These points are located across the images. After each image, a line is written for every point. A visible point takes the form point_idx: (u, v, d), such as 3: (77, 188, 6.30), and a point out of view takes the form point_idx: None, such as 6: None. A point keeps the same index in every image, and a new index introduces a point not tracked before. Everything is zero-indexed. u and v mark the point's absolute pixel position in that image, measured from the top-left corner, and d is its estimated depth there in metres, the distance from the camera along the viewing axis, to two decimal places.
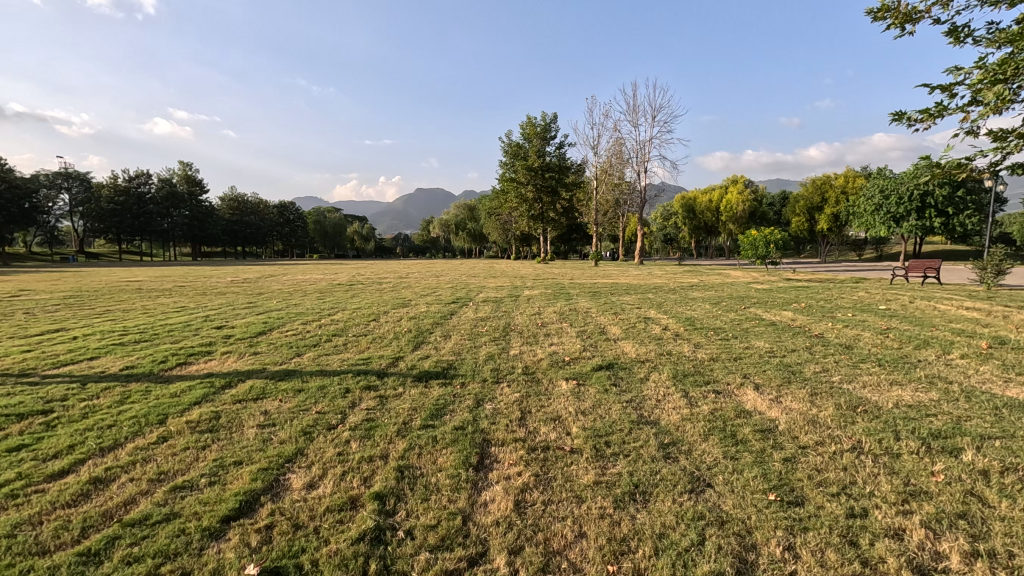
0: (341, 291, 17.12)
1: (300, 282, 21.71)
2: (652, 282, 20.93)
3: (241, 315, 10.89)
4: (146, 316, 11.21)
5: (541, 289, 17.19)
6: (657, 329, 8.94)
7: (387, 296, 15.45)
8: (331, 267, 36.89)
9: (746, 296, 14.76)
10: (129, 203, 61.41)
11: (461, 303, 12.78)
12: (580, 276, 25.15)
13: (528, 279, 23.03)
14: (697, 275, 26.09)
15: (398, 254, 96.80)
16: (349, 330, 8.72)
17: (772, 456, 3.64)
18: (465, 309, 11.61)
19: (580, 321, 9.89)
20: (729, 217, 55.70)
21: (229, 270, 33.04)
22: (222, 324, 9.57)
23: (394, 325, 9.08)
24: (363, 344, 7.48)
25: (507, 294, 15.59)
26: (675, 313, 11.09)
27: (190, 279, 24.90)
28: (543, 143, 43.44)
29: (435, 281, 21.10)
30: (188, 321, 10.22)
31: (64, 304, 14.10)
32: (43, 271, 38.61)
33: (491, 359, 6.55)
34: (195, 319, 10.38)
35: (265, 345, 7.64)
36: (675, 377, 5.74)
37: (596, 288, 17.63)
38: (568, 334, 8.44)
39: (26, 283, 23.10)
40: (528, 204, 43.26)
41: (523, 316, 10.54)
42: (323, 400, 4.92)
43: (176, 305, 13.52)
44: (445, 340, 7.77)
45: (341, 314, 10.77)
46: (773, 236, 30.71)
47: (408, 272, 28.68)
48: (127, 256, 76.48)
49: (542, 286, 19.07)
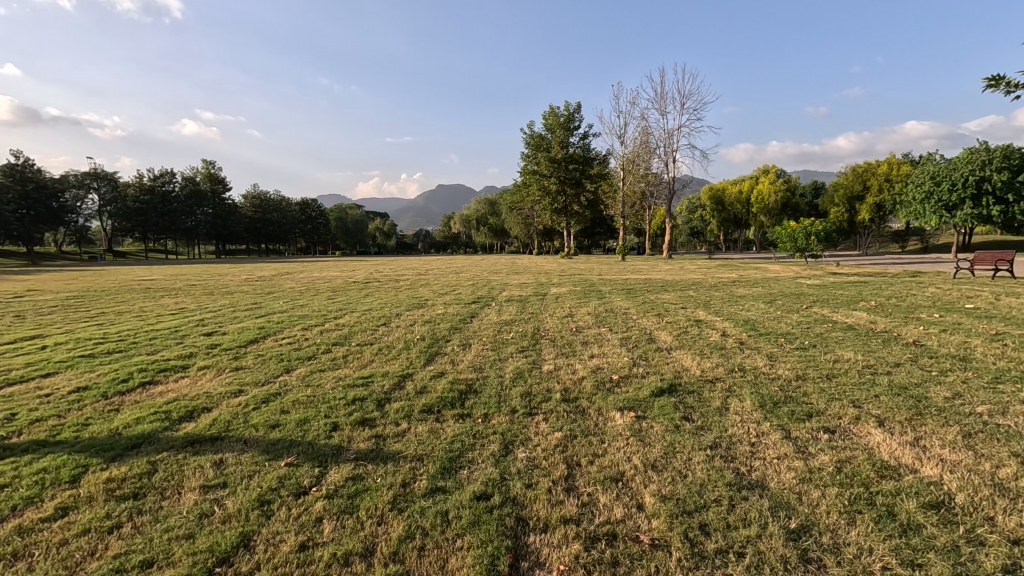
0: (354, 290, 16.02)
1: (314, 280, 20.78)
2: (688, 278, 19.44)
3: (239, 319, 9.80)
4: (137, 320, 10.20)
5: (568, 287, 15.90)
6: (714, 336, 7.54)
7: (403, 294, 14.29)
8: (350, 263, 36.06)
9: (800, 293, 13.22)
10: (154, 202, 61.80)
11: (483, 303, 11.55)
12: (609, 272, 23.72)
13: (554, 275, 21.75)
14: (733, 269, 24.44)
15: (420, 250, 96.44)
16: (353, 337, 7.54)
17: (979, 564, 2.27)
18: (488, 310, 10.38)
19: (622, 325, 8.54)
20: (760, 208, 53.39)
21: (247, 267, 32.44)
22: (214, 330, 8.51)
23: (407, 331, 7.90)
24: (366, 357, 6.26)
25: (532, 292, 14.32)
26: (728, 314, 9.66)
27: (205, 278, 24.20)
28: (567, 134, 41.95)
29: (455, 279, 19.93)
30: (179, 326, 9.17)
31: (62, 306, 13.32)
32: (69, 270, 38.78)
33: (521, 378, 5.27)
34: (187, 324, 9.32)
35: (251, 357, 6.49)
36: (764, 406, 4.38)
37: (630, 286, 16.21)
38: (610, 342, 7.11)
39: (41, 283, 22.68)
40: (551, 197, 41.89)
41: (554, 318, 9.24)
42: (300, 444, 3.69)
43: (177, 307, 12.58)
44: (465, 351, 6.53)
45: (349, 317, 9.64)
46: (814, 227, 28.79)
47: (428, 269, 27.64)
48: (155, 254, 77.44)
49: (570, 282, 17.76)
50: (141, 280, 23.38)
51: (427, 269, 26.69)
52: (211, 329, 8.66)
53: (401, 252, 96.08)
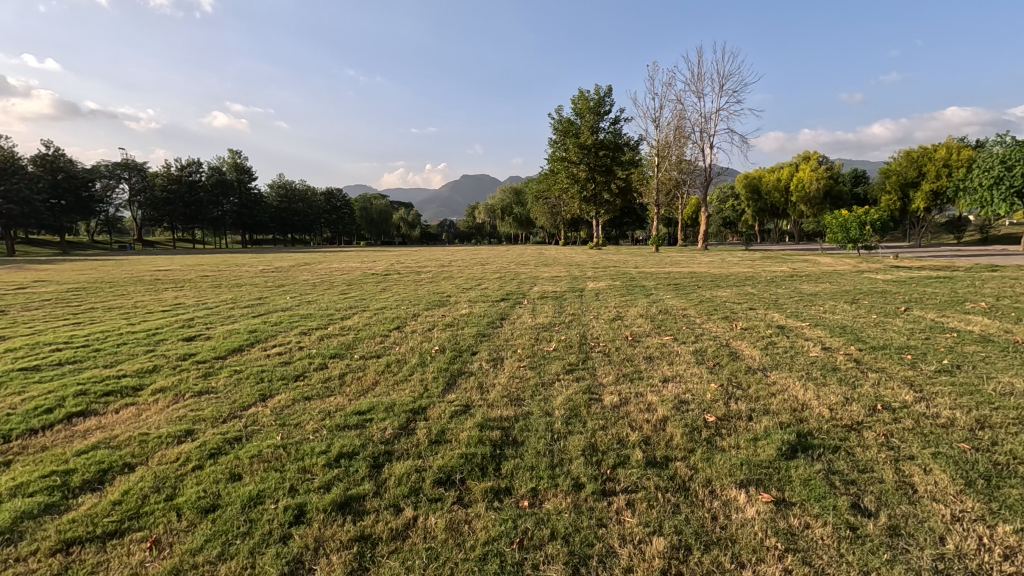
0: (371, 284, 14.68)
1: (331, 272, 19.50)
2: (736, 272, 17.63)
3: (232, 319, 8.46)
4: (120, 319, 8.94)
5: (606, 281, 14.28)
6: (812, 349, 5.90)
7: (423, 289, 12.83)
8: (372, 254, 34.85)
9: (879, 291, 11.37)
10: (181, 191, 61.77)
11: (513, 301, 10.03)
12: (645, 264, 21.97)
13: (587, 267, 20.16)
14: (781, 261, 22.46)
15: (444, 241, 95.39)
16: (357, 347, 6.10)
17: None
18: (520, 310, 8.89)
19: (687, 331, 6.94)
20: (800, 197, 50.54)
21: (266, 258, 31.47)
22: (197, 334, 7.17)
23: (423, 338, 6.44)
24: (370, 378, 4.80)
25: (567, 287, 12.74)
26: (813, 317, 7.93)
27: (220, 269, 23.14)
28: (597, 119, 39.97)
29: (481, 271, 18.54)
30: (163, 326, 7.90)
31: (55, 300, 12.25)
32: (92, 260, 38.42)
33: (577, 419, 3.75)
34: (171, 325, 8.02)
35: (224, 376, 5.09)
36: (974, 486, 2.76)
37: (674, 280, 14.50)
38: (682, 359, 5.52)
39: (53, 273, 21.90)
40: (580, 184, 40.06)
41: (600, 322, 7.66)
42: (234, 559, 2.24)
43: (174, 302, 11.37)
44: (498, 371, 5.03)
45: (359, 317, 8.25)
46: (868, 215, 26.37)
47: (452, 260, 26.35)
48: (182, 244, 77.86)
49: (607, 276, 16.14)
50: (155, 271, 22.45)
51: (451, 261, 25.38)
52: (196, 332, 7.33)
53: (425, 242, 94.99)
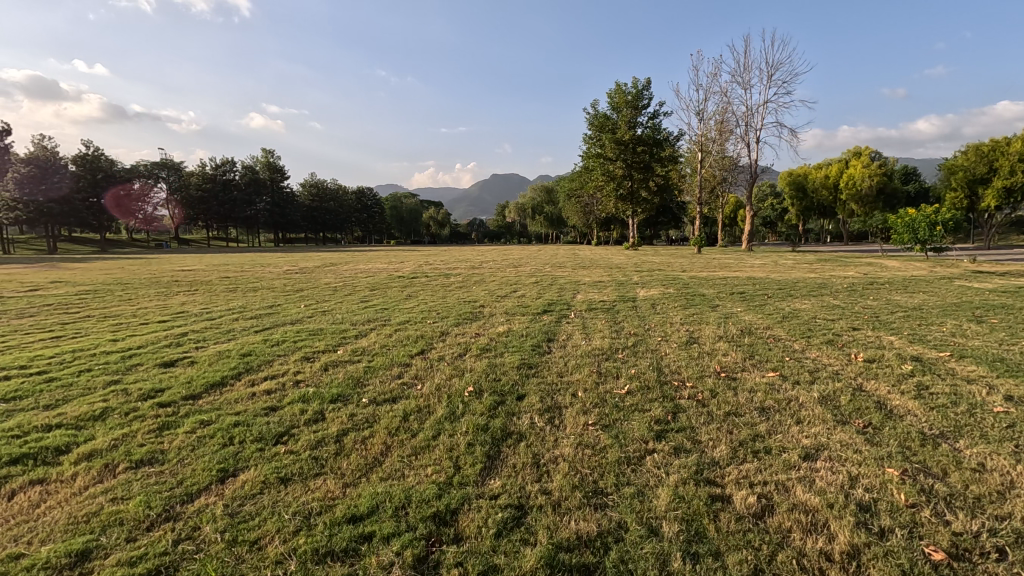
0: (396, 289, 13.43)
1: (356, 275, 18.39)
2: (801, 278, 15.73)
3: (230, 336, 7.21)
4: (106, 332, 7.80)
5: (659, 288, 12.72)
6: (991, 401, 4.20)
7: (453, 296, 11.51)
8: (401, 255, 33.90)
9: (996, 305, 9.46)
10: (215, 190, 62.23)
11: (558, 315, 8.59)
12: (692, 267, 20.20)
13: (629, 271, 18.56)
14: (845, 266, 20.37)
15: (474, 240, 94.42)
16: (367, 386, 4.67)
17: None
18: (569, 328, 7.42)
19: (793, 364, 5.35)
20: (850, 195, 47.45)
21: (293, 257, 30.74)
22: (180, 358, 5.91)
23: (453, 371, 5.00)
24: (376, 447, 3.38)
25: (615, 296, 11.26)
26: (950, 345, 6.18)
27: (244, 269, 22.37)
28: (635, 113, 38.12)
29: (516, 274, 17.15)
30: (147, 345, 6.64)
31: (56, 305, 11.32)
32: (125, 258, 38.56)
33: (708, 554, 2.26)
34: (157, 342, 6.79)
35: (185, 432, 3.70)
36: None
37: (736, 288, 12.79)
38: (813, 416, 3.93)
39: (79, 272, 21.48)
40: (616, 182, 38.38)
41: (674, 348, 6.11)
42: None
43: (178, 309, 10.30)
44: (558, 434, 3.57)
45: (380, 335, 6.91)
46: (938, 214, 23.85)
47: (483, 261, 25.08)
48: (217, 242, 78.77)
49: (657, 281, 14.51)
50: (179, 271, 21.85)
51: (482, 262, 24.05)
52: (181, 355, 6.04)
53: (455, 242, 94.14)
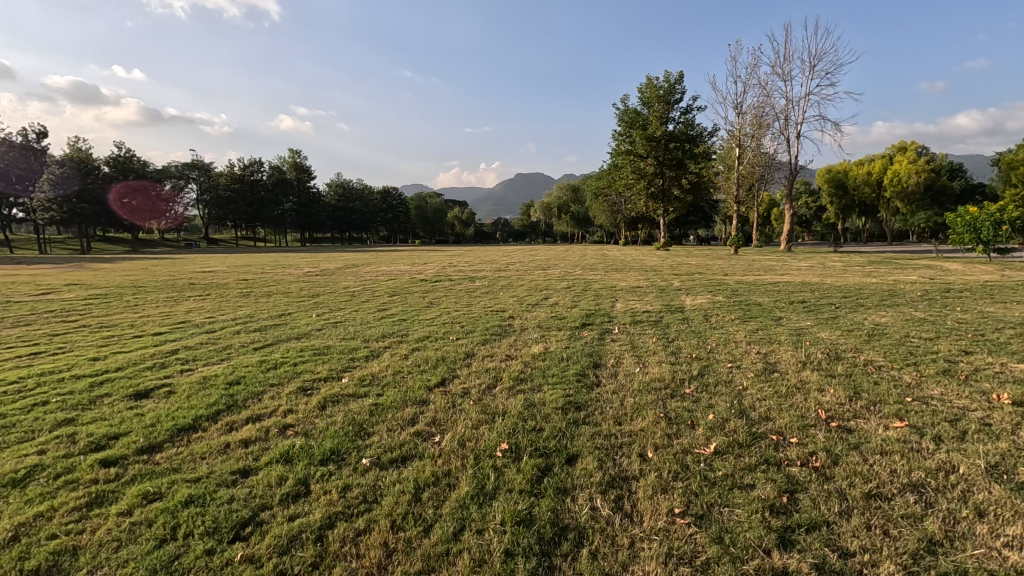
0: (417, 295, 12.49)
1: (377, 278, 17.50)
2: (861, 283, 14.23)
3: (222, 356, 6.24)
4: (89, 348, 6.92)
5: (705, 295, 11.50)
6: None
7: (479, 304, 10.49)
8: (425, 255, 33.28)
9: None
10: (243, 190, 62.59)
11: (599, 330, 7.51)
12: (735, 270, 18.80)
13: (667, 274, 17.32)
14: (903, 269, 18.70)
15: (499, 240, 93.51)
16: (372, 435, 3.63)
17: None
18: (616, 349, 6.27)
19: (921, 409, 4.10)
20: (895, 192, 44.89)
21: (316, 258, 30.16)
22: (155, 387, 4.96)
23: (481, 415, 3.92)
24: (372, 556, 2.33)
25: (660, 305, 10.08)
26: None
27: (266, 271, 21.72)
28: (667, 108, 36.68)
29: (545, 278, 16.05)
30: (126, 367, 5.72)
31: (59, 311, 10.65)
32: (153, 259, 38.64)
33: None
34: (137, 363, 5.86)
35: (117, 513, 2.71)
36: None
37: (793, 296, 11.47)
38: (998, 504, 2.73)
39: (101, 274, 21.13)
40: (646, 179, 36.98)
41: (752, 380, 4.92)
42: None
43: (182, 318, 9.50)
44: (635, 535, 2.46)
45: (396, 356, 5.90)
46: (1005, 212, 21.82)
47: (510, 262, 24.10)
48: (245, 242, 79.51)
49: (702, 287, 13.24)
50: (199, 273, 21.39)
51: (509, 264, 23.03)
52: (159, 382, 5.09)
53: (479, 241, 93.38)
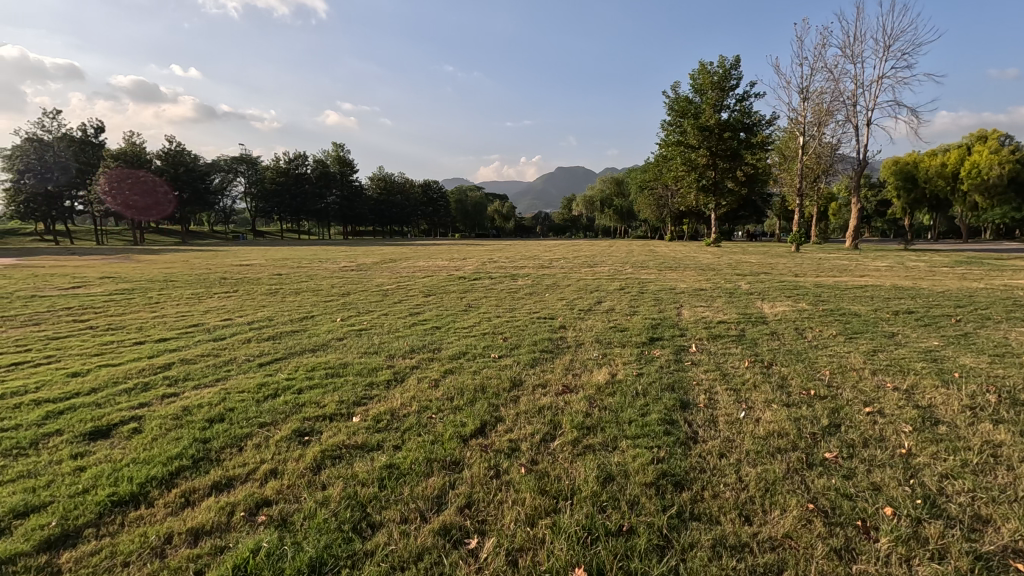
0: (455, 296, 11.34)
1: (413, 274, 16.46)
2: (966, 287, 12.26)
3: (215, 375, 5.17)
4: (72, 359, 5.99)
5: (786, 302, 9.91)
6: None
7: (523, 309, 9.26)
8: (464, 249, 32.25)
9: None
10: (288, 183, 63.04)
11: (672, 347, 6.18)
12: (805, 271, 16.94)
13: (729, 274, 15.72)
14: (1004, 271, 16.42)
15: (539, 234, 92.20)
16: (376, 534, 2.42)
17: None
18: (704, 380, 4.87)
19: None
20: (973, 184, 41.10)
21: (355, 252, 29.53)
22: (116, 423, 3.90)
23: (540, 502, 2.65)
24: None
25: (737, 314, 8.60)
26: None
27: (302, 266, 21.08)
28: (722, 95, 34.44)
29: (595, 278, 14.68)
30: (99, 390, 4.69)
31: (75, 309, 9.95)
32: (198, 251, 39.04)
33: None
34: (113, 385, 4.86)
35: None
36: None
37: (893, 304, 9.73)
38: None
39: (141, 267, 20.96)
40: (698, 171, 34.94)
41: (919, 441, 3.47)
42: None
43: (197, 320, 8.61)
44: None
45: (423, 384, 4.68)
46: None
47: (553, 258, 22.74)
48: (289, 234, 80.77)
49: (777, 291, 11.63)
50: (236, 266, 20.91)
51: (552, 260, 21.70)
52: (124, 417, 4.01)
53: (519, 235, 92.19)
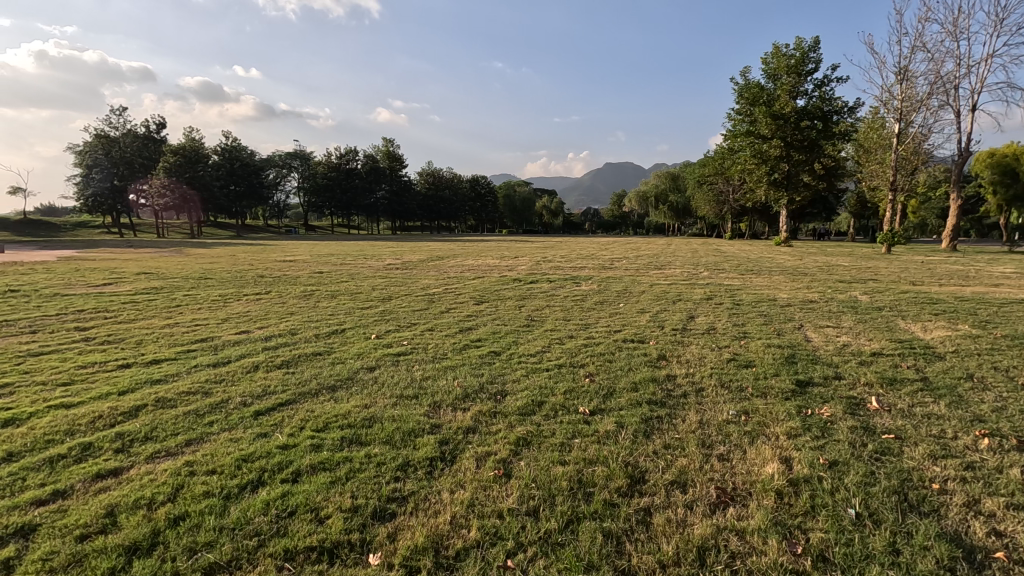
0: (513, 303, 9.67)
1: (463, 275, 14.89)
2: None
3: (182, 436, 3.57)
4: (19, 393, 4.55)
5: (943, 324, 7.63)
6: None
7: (599, 325, 7.45)
8: (515, 247, 30.53)
9: None
10: (339, 178, 63.23)
11: (839, 401, 4.24)
12: (925, 278, 14.21)
13: (831, 281, 13.34)
14: None
15: (589, 230, 89.62)
16: None
17: None
18: (948, 480, 2.93)
19: None
20: None
21: (401, 249, 28.28)
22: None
23: None
24: None
25: (887, 341, 6.51)
26: None
27: (347, 263, 19.95)
28: (799, 80, 31.31)
29: (671, 284, 12.69)
30: (14, 460, 3.19)
31: (87, 313, 8.81)
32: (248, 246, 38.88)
33: None
34: (33, 449, 3.34)
35: None
36: None
37: None
38: None
39: (186, 262, 20.35)
40: (769, 163, 32.07)
41: None
42: None
43: (209, 331, 7.21)
44: None
45: (485, 471, 2.95)
46: None
47: (615, 258, 20.64)
48: (340, 228, 81.51)
49: (912, 305, 9.31)
50: (280, 263, 19.95)
51: (614, 260, 19.72)
52: (6, 529, 2.46)
53: (568, 232, 89.97)
